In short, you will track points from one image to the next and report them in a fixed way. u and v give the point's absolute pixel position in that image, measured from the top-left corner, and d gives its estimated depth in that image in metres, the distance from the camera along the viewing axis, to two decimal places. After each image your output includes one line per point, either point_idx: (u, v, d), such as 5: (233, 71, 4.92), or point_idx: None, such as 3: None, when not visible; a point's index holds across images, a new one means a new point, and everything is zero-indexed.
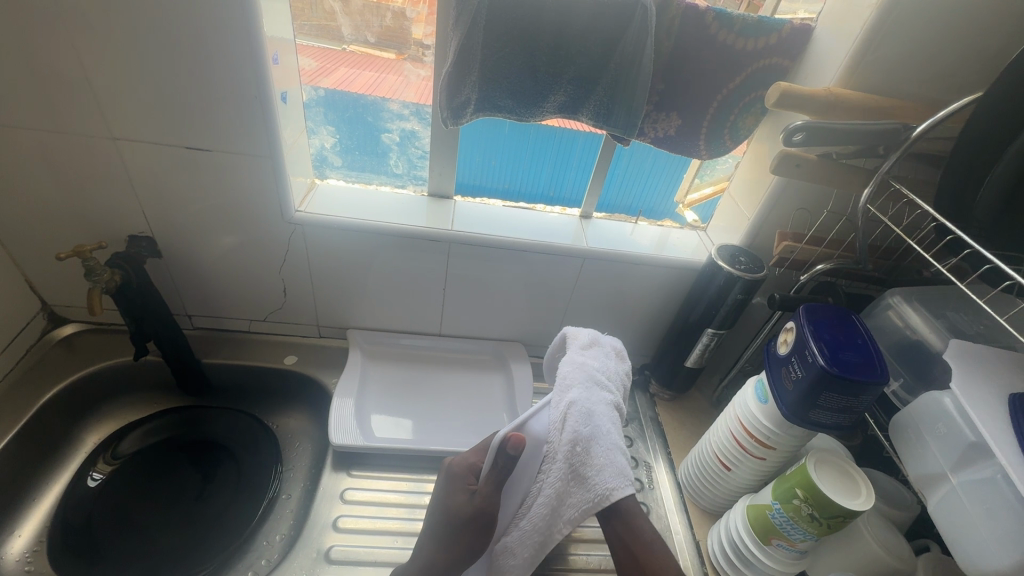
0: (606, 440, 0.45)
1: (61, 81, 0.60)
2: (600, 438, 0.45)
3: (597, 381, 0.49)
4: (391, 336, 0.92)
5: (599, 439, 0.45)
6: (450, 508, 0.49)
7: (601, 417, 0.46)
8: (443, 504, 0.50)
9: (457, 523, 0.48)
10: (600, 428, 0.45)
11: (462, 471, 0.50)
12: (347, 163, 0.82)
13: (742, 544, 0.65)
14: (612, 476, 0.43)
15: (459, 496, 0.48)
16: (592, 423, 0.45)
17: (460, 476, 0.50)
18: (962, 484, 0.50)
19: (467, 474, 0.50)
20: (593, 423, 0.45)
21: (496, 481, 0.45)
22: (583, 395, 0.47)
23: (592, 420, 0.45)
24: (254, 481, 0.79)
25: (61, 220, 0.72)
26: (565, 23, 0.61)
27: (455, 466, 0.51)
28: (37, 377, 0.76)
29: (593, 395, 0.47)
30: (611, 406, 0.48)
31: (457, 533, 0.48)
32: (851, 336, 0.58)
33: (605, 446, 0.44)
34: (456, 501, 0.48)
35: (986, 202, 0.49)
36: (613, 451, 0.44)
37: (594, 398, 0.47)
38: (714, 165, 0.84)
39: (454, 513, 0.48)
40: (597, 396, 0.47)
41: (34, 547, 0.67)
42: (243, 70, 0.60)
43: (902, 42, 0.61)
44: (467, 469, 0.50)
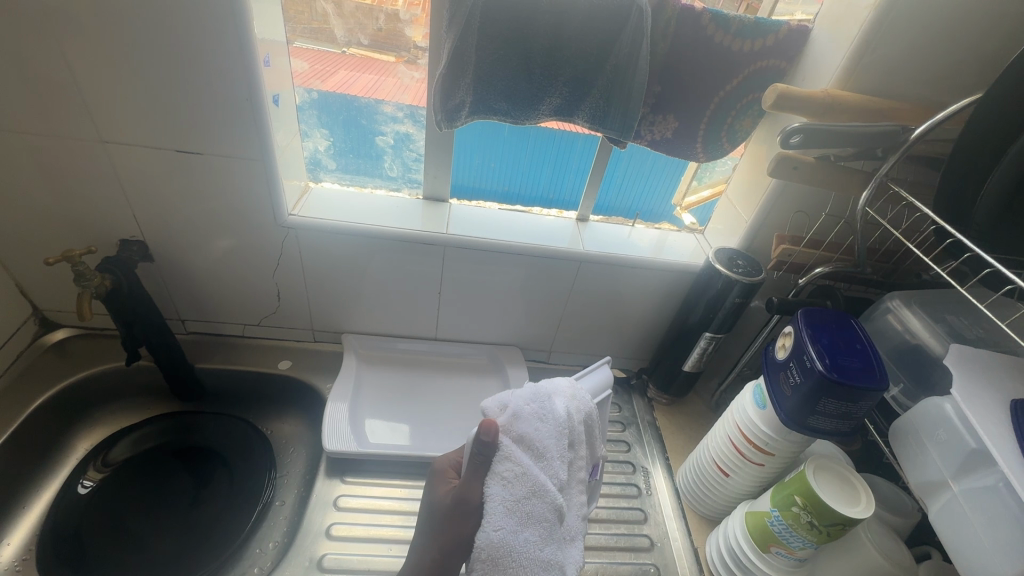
0: (517, 558, 0.46)
1: (50, 83, 0.59)
2: (511, 554, 0.46)
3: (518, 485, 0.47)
4: (386, 340, 0.91)
5: (512, 552, 0.46)
6: (435, 500, 0.50)
7: (515, 534, 0.46)
8: (430, 501, 0.51)
9: (442, 513, 0.48)
10: (509, 552, 0.46)
11: (442, 468, 0.52)
12: (341, 166, 0.82)
13: (741, 551, 0.65)
14: None
15: (441, 487, 0.50)
16: (504, 539, 0.46)
17: (441, 473, 0.52)
18: (963, 492, 0.50)
19: (449, 470, 0.52)
20: (502, 543, 0.46)
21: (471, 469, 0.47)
22: (498, 516, 0.45)
23: (507, 538, 0.46)
24: (248, 487, 0.78)
25: (52, 223, 0.71)
26: (559, 25, 0.60)
27: (437, 465, 0.53)
28: (27, 383, 0.75)
29: (510, 513, 0.46)
30: (533, 514, 0.47)
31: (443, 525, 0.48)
32: (850, 341, 0.57)
33: (517, 562, 0.46)
34: (440, 493, 0.50)
35: (987, 204, 0.48)
36: (523, 564, 0.47)
37: (510, 517, 0.46)
38: (712, 167, 0.83)
39: (438, 504, 0.49)
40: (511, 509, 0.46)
41: (22, 557, 0.66)
42: (234, 71, 0.60)
43: (901, 43, 0.60)
44: (449, 464, 0.52)
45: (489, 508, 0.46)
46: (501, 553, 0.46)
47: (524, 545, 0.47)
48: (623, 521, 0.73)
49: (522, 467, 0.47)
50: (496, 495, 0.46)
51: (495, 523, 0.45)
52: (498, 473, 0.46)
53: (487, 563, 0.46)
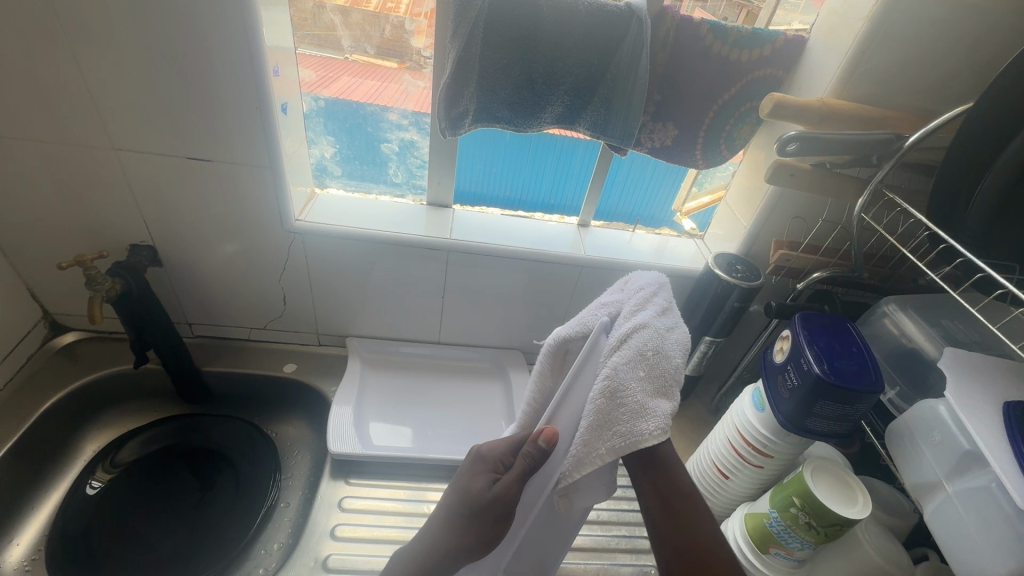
0: (672, 374, 0.40)
1: (65, 91, 0.60)
2: (666, 371, 0.40)
3: (659, 309, 0.43)
4: (389, 344, 0.92)
5: (667, 367, 0.40)
6: (469, 491, 0.47)
7: (672, 350, 0.41)
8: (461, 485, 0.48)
9: (473, 507, 0.46)
10: (670, 361, 0.40)
11: (490, 456, 0.49)
12: (346, 173, 0.83)
13: (739, 551, 0.65)
14: (656, 415, 0.38)
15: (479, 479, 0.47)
16: (662, 348, 0.40)
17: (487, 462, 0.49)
18: (957, 492, 0.50)
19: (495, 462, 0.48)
20: (663, 348, 0.40)
21: (522, 469, 0.44)
22: (658, 330, 0.41)
23: (662, 346, 0.40)
24: (252, 489, 0.79)
25: (65, 229, 0.72)
26: (561, 34, 0.61)
27: (484, 449, 0.50)
28: (37, 385, 0.76)
29: (668, 335, 0.41)
30: (681, 346, 0.42)
31: (471, 518, 0.46)
32: (847, 344, 0.58)
33: (670, 377, 0.40)
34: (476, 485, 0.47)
35: (979, 210, 0.49)
36: (674, 379, 0.40)
37: (666, 335, 0.41)
38: (711, 173, 0.84)
39: (472, 497, 0.46)
40: (661, 330, 0.41)
41: (31, 556, 0.67)
42: (244, 80, 0.61)
43: (893, 54, 0.61)
44: (496, 458, 0.49)
45: (642, 319, 0.41)
46: (659, 362, 0.40)
47: (672, 364, 0.40)
48: (624, 523, 0.74)
49: (661, 307, 0.44)
50: (645, 313, 0.42)
51: (652, 330, 0.41)
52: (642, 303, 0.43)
53: (643, 371, 0.39)
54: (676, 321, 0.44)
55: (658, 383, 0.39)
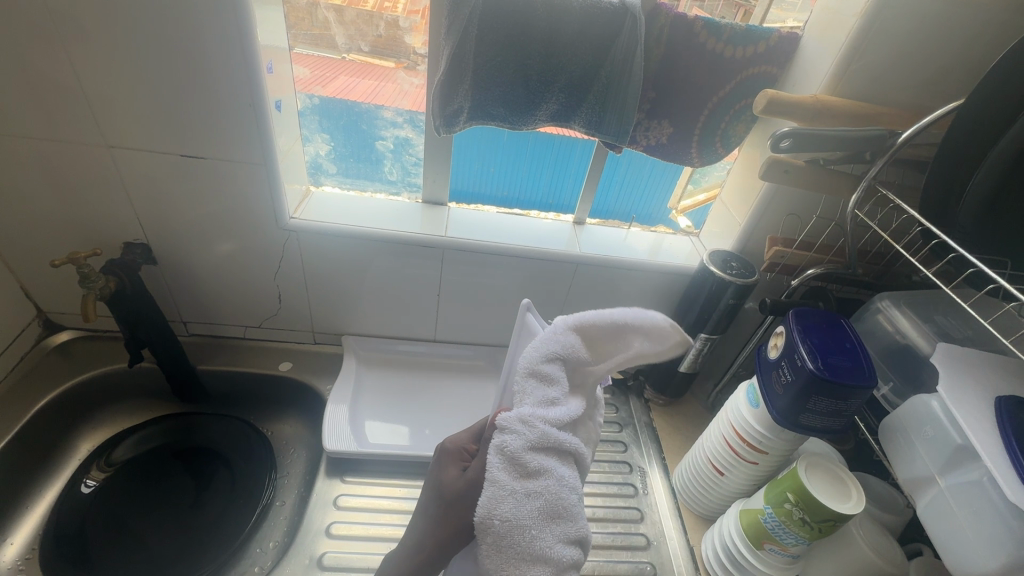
0: (524, 551, 0.33)
1: (58, 88, 0.60)
2: (520, 544, 0.33)
3: (519, 461, 0.35)
4: (385, 342, 0.92)
5: (520, 543, 0.33)
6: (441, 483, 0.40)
7: (526, 523, 0.34)
8: (433, 484, 0.41)
9: (448, 499, 0.38)
10: (522, 536, 0.33)
11: (454, 447, 0.43)
12: (341, 171, 0.83)
13: (734, 548, 0.65)
14: None
15: (451, 468, 0.40)
16: (512, 519, 0.34)
17: (453, 453, 0.42)
18: (949, 487, 0.51)
19: (462, 451, 0.42)
20: (510, 523, 0.34)
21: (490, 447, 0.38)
22: (506, 497, 0.34)
23: (512, 516, 0.34)
24: (247, 488, 0.79)
25: (58, 227, 0.72)
26: (555, 31, 0.61)
27: (447, 443, 0.44)
28: (32, 383, 0.76)
29: (521, 503, 0.34)
30: (543, 514, 0.34)
31: (445, 513, 0.38)
32: (840, 341, 0.58)
33: (522, 555, 0.33)
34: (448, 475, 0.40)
35: (970, 208, 0.50)
36: (528, 560, 0.33)
37: (519, 503, 0.34)
38: (706, 172, 0.85)
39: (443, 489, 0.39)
40: (513, 497, 0.34)
41: (24, 556, 0.67)
42: (238, 78, 0.61)
43: (886, 51, 0.62)
44: (463, 446, 0.43)
45: (491, 478, 0.35)
46: (512, 535, 0.34)
47: (528, 538, 0.33)
48: (619, 519, 0.74)
49: (521, 457, 0.35)
50: (501, 468, 0.35)
51: (500, 497, 0.34)
52: (502, 452, 0.36)
53: (489, 543, 0.34)
54: (549, 478, 0.35)
55: (510, 557, 0.34)
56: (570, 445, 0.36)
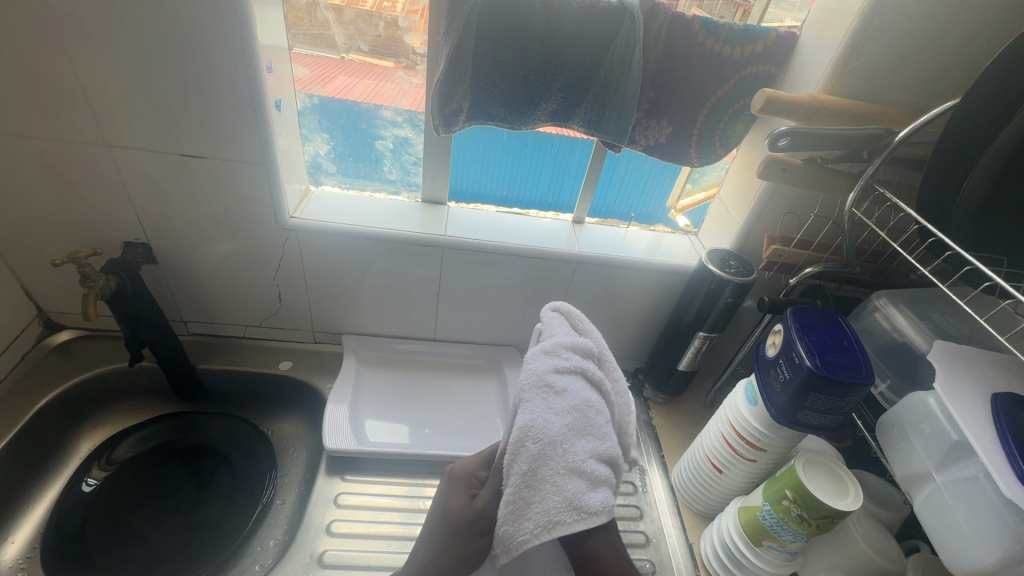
0: (562, 463, 0.34)
1: (58, 87, 0.60)
2: (557, 459, 0.34)
3: (549, 383, 0.38)
4: (385, 341, 0.92)
5: (557, 456, 0.34)
6: (446, 510, 0.40)
7: (560, 436, 0.35)
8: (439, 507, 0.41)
9: (453, 526, 0.38)
10: (558, 448, 0.35)
11: (463, 473, 0.43)
12: (341, 170, 0.83)
13: (733, 545, 0.66)
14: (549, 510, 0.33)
15: (457, 496, 0.40)
16: (545, 436, 0.35)
17: (460, 479, 0.42)
18: (945, 483, 0.51)
19: (469, 478, 0.42)
20: (545, 439, 0.35)
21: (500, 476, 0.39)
22: (539, 414, 0.36)
23: (547, 432, 0.35)
24: (248, 487, 0.79)
25: (58, 226, 0.72)
26: (554, 30, 0.62)
27: (456, 468, 0.44)
28: (32, 382, 0.76)
29: (553, 418, 0.36)
30: (576, 427, 0.36)
31: (450, 539, 0.38)
32: (838, 338, 0.58)
33: (559, 470, 0.34)
34: (454, 502, 0.40)
35: (967, 206, 0.50)
36: (566, 472, 0.34)
37: (551, 418, 0.36)
38: (704, 172, 0.85)
39: (450, 515, 0.39)
40: (547, 412, 0.36)
41: (26, 554, 0.67)
42: (238, 78, 0.61)
43: (883, 50, 0.62)
44: (470, 474, 0.43)
45: (524, 404, 0.37)
46: (547, 453, 0.35)
47: (565, 449, 0.35)
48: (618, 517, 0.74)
49: (551, 379, 0.38)
50: (533, 391, 0.37)
51: (534, 413, 0.36)
52: (534, 378, 0.38)
53: (522, 470, 0.34)
54: (577, 394, 0.38)
55: (546, 474, 0.34)
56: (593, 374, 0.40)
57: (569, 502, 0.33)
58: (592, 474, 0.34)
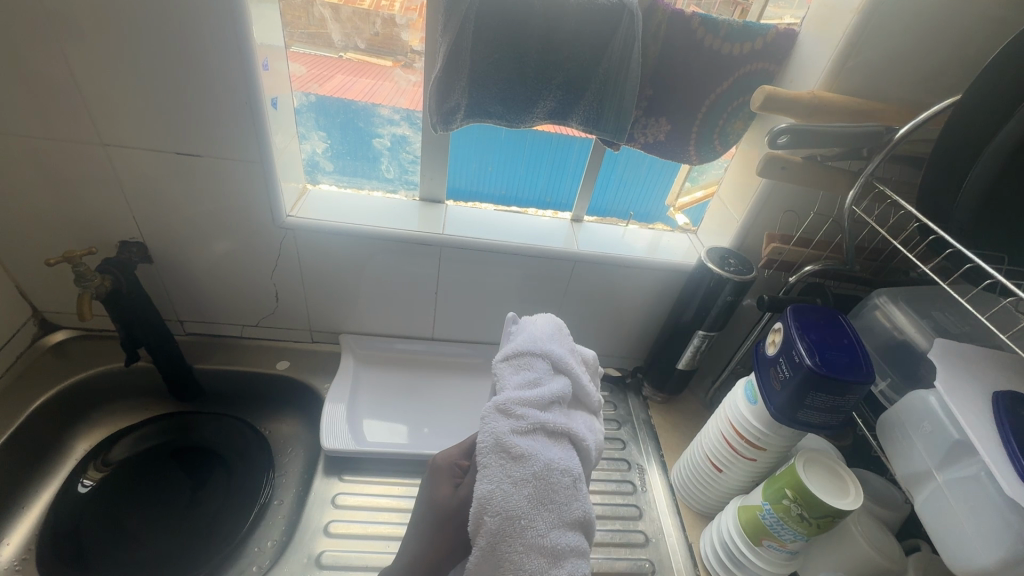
0: (523, 540, 0.36)
1: (53, 86, 0.60)
2: (517, 535, 0.36)
3: (508, 448, 0.38)
4: (383, 340, 0.92)
5: (517, 533, 0.36)
6: (434, 501, 0.41)
7: (519, 511, 0.36)
8: (425, 498, 0.42)
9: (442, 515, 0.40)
10: (517, 524, 0.36)
11: (446, 462, 0.43)
12: (338, 169, 0.83)
13: (733, 545, 0.65)
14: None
15: (444, 485, 0.41)
16: (503, 511, 0.36)
17: (443, 469, 0.43)
18: (946, 482, 0.51)
19: (452, 467, 0.43)
20: (504, 513, 0.36)
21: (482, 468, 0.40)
22: (497, 485, 0.37)
23: (505, 508, 0.36)
24: (245, 488, 0.78)
25: (53, 226, 0.72)
26: (552, 27, 0.61)
27: (438, 458, 0.44)
28: (28, 383, 0.76)
29: (513, 489, 0.37)
30: (537, 497, 0.37)
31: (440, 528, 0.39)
32: (838, 337, 0.58)
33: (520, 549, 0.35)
34: (442, 492, 0.41)
35: (966, 203, 0.49)
36: (525, 550, 0.35)
37: (511, 490, 0.37)
38: (704, 169, 0.85)
39: (439, 505, 0.40)
40: (506, 483, 0.37)
41: (21, 556, 0.66)
42: (235, 75, 0.61)
43: (883, 47, 0.62)
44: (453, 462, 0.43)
45: (481, 473, 0.37)
46: (506, 526, 0.36)
47: (525, 524, 0.36)
48: (618, 517, 0.74)
49: (509, 444, 0.38)
50: (492, 457, 0.38)
51: (492, 488, 0.36)
52: (492, 442, 0.39)
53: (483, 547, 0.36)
54: (536, 458, 0.38)
55: (508, 549, 0.35)
56: (555, 428, 0.41)
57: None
58: (555, 547, 0.36)
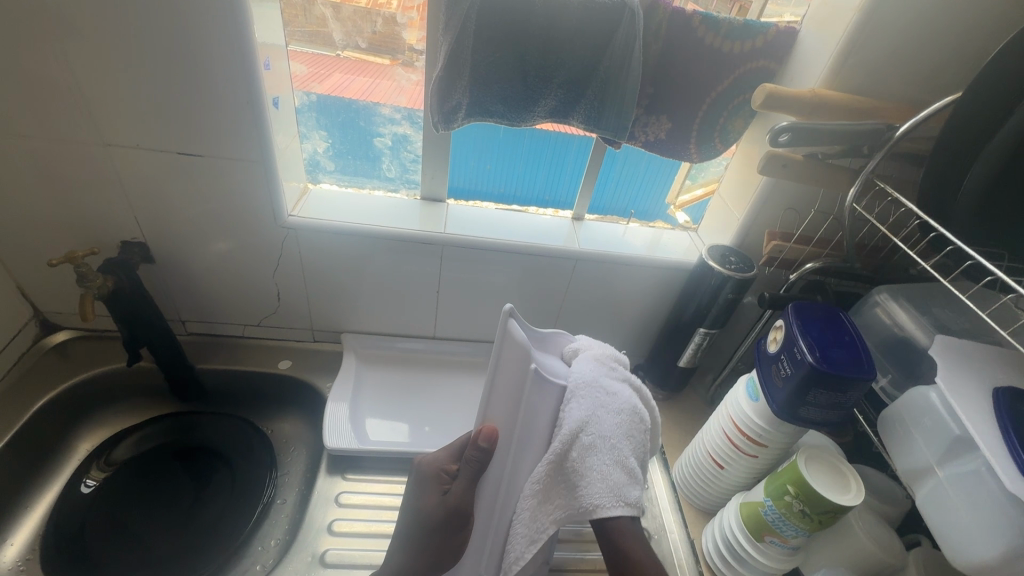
0: (616, 455, 0.43)
1: (52, 86, 0.60)
2: (605, 451, 0.43)
3: (603, 386, 0.47)
4: (385, 339, 0.92)
5: (608, 450, 0.43)
6: (423, 508, 0.53)
7: (611, 434, 0.44)
8: (416, 503, 0.54)
9: (430, 518, 0.52)
10: (611, 443, 0.44)
11: (433, 471, 0.55)
12: (339, 168, 0.83)
13: (735, 541, 0.66)
14: (602, 492, 0.42)
15: (430, 496, 0.53)
16: (599, 432, 0.44)
17: (432, 477, 0.55)
18: (948, 477, 0.51)
19: (439, 474, 0.55)
20: (599, 433, 0.44)
21: (468, 474, 0.50)
22: (594, 412, 0.45)
23: (599, 430, 0.44)
24: (248, 487, 0.79)
25: (54, 226, 0.72)
26: (554, 25, 0.61)
27: (424, 465, 0.56)
28: (30, 383, 0.76)
29: (607, 416, 0.45)
30: (626, 427, 0.45)
31: (431, 530, 0.51)
32: (839, 334, 0.58)
33: (606, 461, 0.43)
34: (429, 502, 0.53)
35: (968, 200, 0.50)
36: (615, 466, 0.43)
37: (605, 416, 0.45)
38: (704, 167, 0.85)
39: (426, 512, 0.52)
40: (603, 412, 0.45)
41: (26, 556, 0.66)
42: (235, 75, 0.61)
43: (884, 46, 0.62)
44: (438, 469, 0.55)
45: (581, 399, 0.45)
46: (599, 442, 0.44)
47: (617, 443, 0.44)
48: None
49: (603, 384, 0.47)
50: (590, 390, 0.46)
51: (591, 413, 0.44)
52: (589, 378, 0.47)
53: (576, 458, 0.43)
54: (624, 400, 0.47)
55: (599, 460, 0.43)
56: (631, 382, 0.50)
57: (624, 489, 0.42)
58: (636, 470, 0.44)
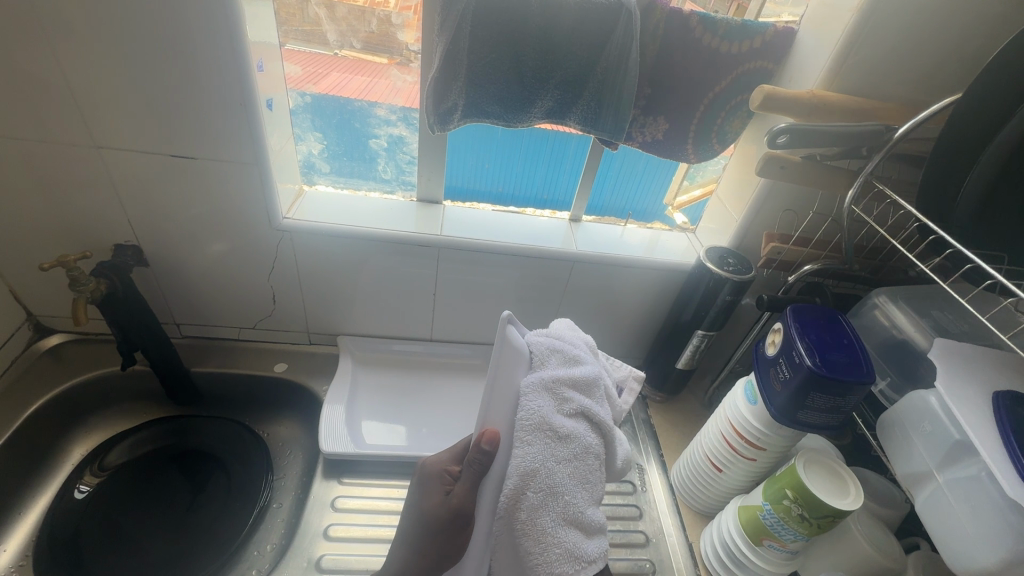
0: (561, 509, 0.44)
1: (42, 88, 0.59)
2: (552, 505, 0.44)
3: (553, 430, 0.46)
4: (382, 342, 0.91)
5: (554, 503, 0.44)
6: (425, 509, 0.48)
7: (559, 485, 0.45)
8: (419, 506, 0.49)
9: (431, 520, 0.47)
10: (557, 497, 0.44)
11: (438, 470, 0.51)
12: (335, 169, 0.82)
13: (734, 545, 0.65)
14: (548, 548, 0.43)
15: (434, 496, 0.49)
16: (547, 485, 0.44)
17: (437, 479, 0.51)
18: (947, 482, 0.51)
19: (443, 476, 0.51)
20: (547, 486, 0.44)
21: (473, 475, 0.45)
22: (542, 462, 0.45)
23: (547, 483, 0.44)
24: (245, 490, 0.78)
25: (45, 229, 0.71)
26: (551, 25, 0.60)
27: (430, 467, 0.53)
28: (22, 387, 0.75)
29: (557, 466, 0.45)
30: (574, 474, 0.46)
31: (432, 533, 0.46)
32: (837, 337, 0.58)
33: (555, 516, 0.44)
34: (432, 503, 0.48)
35: (967, 202, 0.49)
36: (560, 521, 0.44)
37: (554, 467, 0.45)
38: (703, 167, 0.84)
39: (427, 514, 0.47)
40: (551, 463, 0.45)
41: (19, 562, 0.66)
42: (227, 76, 0.60)
43: (882, 47, 0.61)
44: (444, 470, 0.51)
45: (530, 449, 0.45)
46: (547, 496, 0.44)
47: (564, 496, 0.45)
48: (618, 518, 0.74)
49: (553, 427, 0.46)
50: (539, 437, 0.45)
51: (539, 466, 0.44)
52: (540, 421, 0.46)
53: (525, 514, 0.43)
54: (575, 442, 0.47)
55: (546, 516, 0.44)
56: (591, 413, 0.50)
57: (568, 542, 0.44)
58: (581, 518, 0.45)
